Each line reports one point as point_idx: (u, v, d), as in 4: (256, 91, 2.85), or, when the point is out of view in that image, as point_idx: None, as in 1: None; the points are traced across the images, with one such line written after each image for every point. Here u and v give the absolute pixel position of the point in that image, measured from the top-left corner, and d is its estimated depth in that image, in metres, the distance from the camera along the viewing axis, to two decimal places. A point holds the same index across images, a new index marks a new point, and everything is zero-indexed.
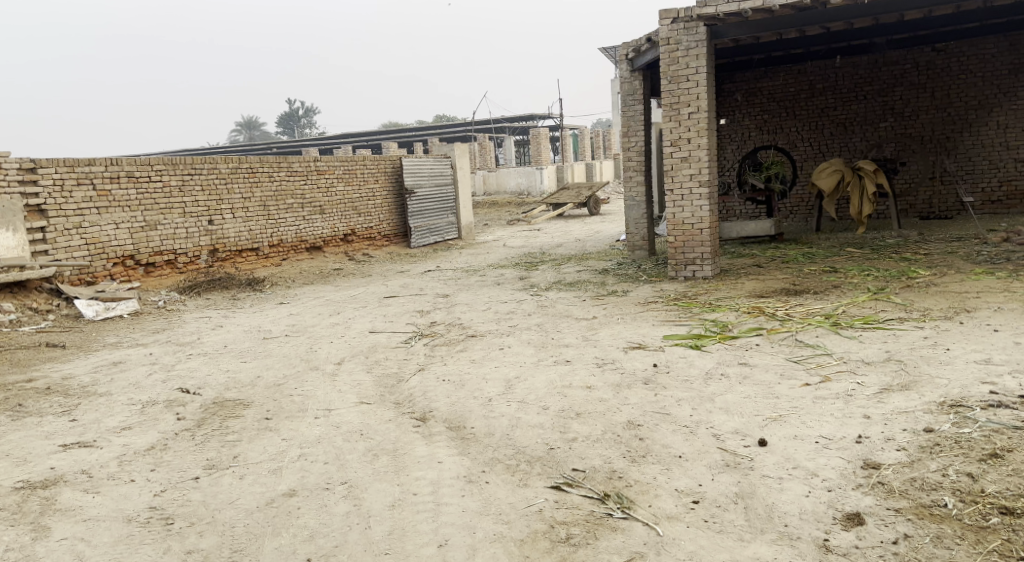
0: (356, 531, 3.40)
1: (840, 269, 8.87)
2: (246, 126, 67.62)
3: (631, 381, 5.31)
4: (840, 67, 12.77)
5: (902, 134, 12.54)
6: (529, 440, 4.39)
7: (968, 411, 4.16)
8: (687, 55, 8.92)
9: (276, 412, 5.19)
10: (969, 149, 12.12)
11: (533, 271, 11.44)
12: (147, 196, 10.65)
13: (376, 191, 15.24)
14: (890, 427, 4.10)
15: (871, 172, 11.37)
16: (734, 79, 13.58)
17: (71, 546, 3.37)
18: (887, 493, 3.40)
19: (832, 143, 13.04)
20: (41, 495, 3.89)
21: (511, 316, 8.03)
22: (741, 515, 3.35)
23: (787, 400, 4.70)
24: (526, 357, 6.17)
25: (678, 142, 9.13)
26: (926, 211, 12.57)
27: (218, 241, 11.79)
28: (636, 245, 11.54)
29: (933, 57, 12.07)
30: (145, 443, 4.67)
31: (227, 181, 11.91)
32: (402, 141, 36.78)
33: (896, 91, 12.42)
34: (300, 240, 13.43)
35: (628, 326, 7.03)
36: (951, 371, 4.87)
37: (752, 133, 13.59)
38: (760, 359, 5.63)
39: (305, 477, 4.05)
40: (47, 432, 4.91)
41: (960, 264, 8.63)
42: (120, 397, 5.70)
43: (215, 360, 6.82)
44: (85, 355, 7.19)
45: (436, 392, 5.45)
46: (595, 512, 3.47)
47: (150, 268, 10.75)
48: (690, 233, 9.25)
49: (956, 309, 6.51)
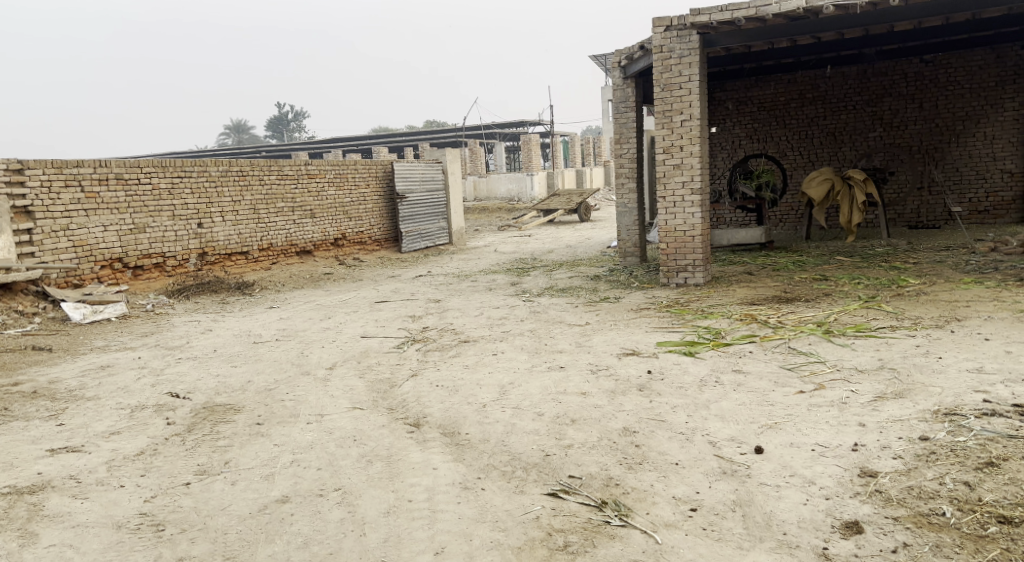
0: (351, 539, 3.36)
1: (830, 277, 8.92)
2: (235, 129, 67.23)
3: (626, 388, 5.30)
4: (830, 77, 12.87)
5: (890, 144, 12.63)
6: (524, 446, 4.36)
7: (963, 419, 4.18)
8: (679, 63, 8.96)
9: (267, 417, 5.14)
10: (957, 160, 12.23)
11: (524, 276, 11.44)
12: (136, 199, 10.55)
13: (366, 196, 15.21)
14: (885, 435, 4.10)
15: (861, 181, 11.50)
16: (725, 87, 13.69)
17: (59, 553, 3.31)
18: (885, 501, 3.40)
19: (822, 153, 13.13)
20: (28, 501, 3.82)
21: (503, 321, 8.00)
22: (740, 523, 3.34)
23: (782, 408, 4.69)
24: (519, 363, 6.14)
25: (670, 149, 9.14)
26: (914, 220, 12.68)
27: (207, 244, 11.69)
28: (627, 252, 11.54)
29: (921, 68, 12.18)
30: (135, 448, 4.59)
31: (216, 184, 11.82)
32: (391, 146, 36.80)
33: (886, 101, 12.51)
34: (290, 244, 13.35)
35: (621, 333, 7.02)
36: (944, 379, 4.89)
37: (743, 141, 13.68)
38: (754, 366, 5.63)
39: (298, 483, 3.99)
40: (33, 437, 4.83)
41: (950, 273, 8.70)
42: (109, 401, 5.62)
43: (205, 365, 6.73)
44: (72, 358, 7.09)
45: (430, 397, 5.41)
46: (593, 520, 3.44)
47: (138, 271, 10.63)
48: (681, 240, 9.26)
49: (947, 317, 6.55)
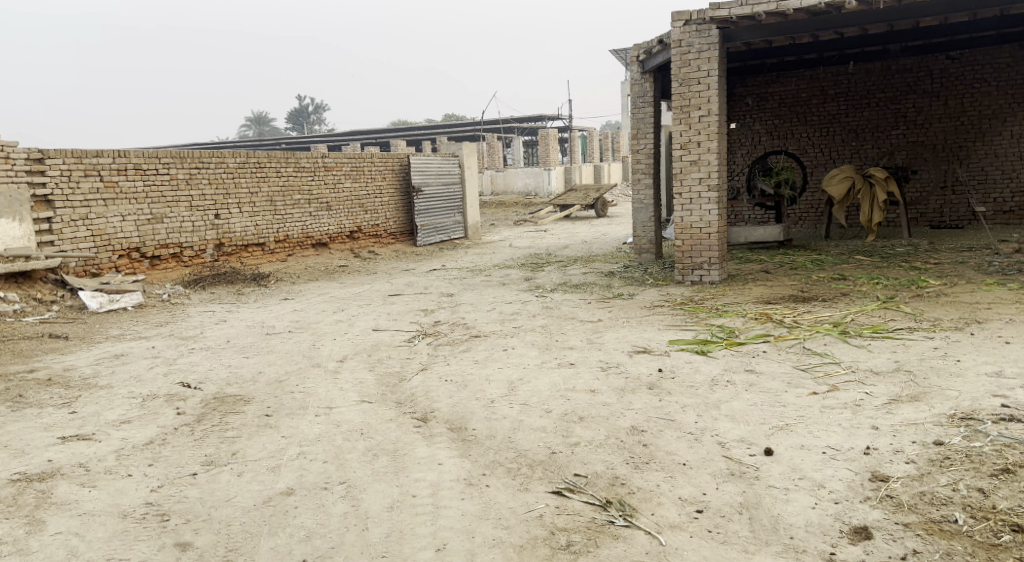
0: (353, 533, 3.35)
1: (849, 277, 8.80)
2: (255, 121, 67.84)
3: (636, 386, 5.25)
4: (852, 73, 12.68)
5: (913, 142, 12.41)
6: (531, 443, 4.33)
7: (979, 424, 4.09)
8: (698, 58, 8.85)
9: (277, 409, 5.15)
10: (981, 159, 11.99)
11: (538, 272, 11.40)
12: (154, 189, 10.64)
13: (383, 189, 15.21)
14: (898, 439, 4.02)
15: (882, 179, 11.30)
16: (745, 83, 13.56)
17: (65, 541, 3.32)
18: (896, 507, 3.33)
19: (844, 150, 12.95)
20: (37, 488, 3.85)
21: (515, 316, 7.98)
22: (746, 526, 3.28)
23: (794, 409, 4.63)
24: (529, 359, 6.11)
25: (687, 145, 9.03)
26: (937, 220, 12.44)
27: (224, 235, 11.76)
28: (642, 249, 11.46)
29: (947, 65, 11.96)
30: (144, 437, 4.63)
31: (234, 175, 11.89)
32: (410, 139, 36.85)
33: (909, 98, 12.30)
34: (306, 235, 13.40)
35: (634, 330, 6.96)
36: (962, 383, 4.78)
37: (762, 138, 13.54)
38: (767, 366, 5.55)
39: (303, 476, 3.99)
40: (45, 424, 4.88)
41: (971, 274, 8.53)
42: (121, 390, 5.66)
43: (217, 355, 6.77)
44: (87, 347, 7.16)
45: (438, 392, 5.40)
46: (596, 520, 3.41)
47: (155, 261, 10.72)
48: (698, 237, 9.16)
49: (967, 320, 6.42)
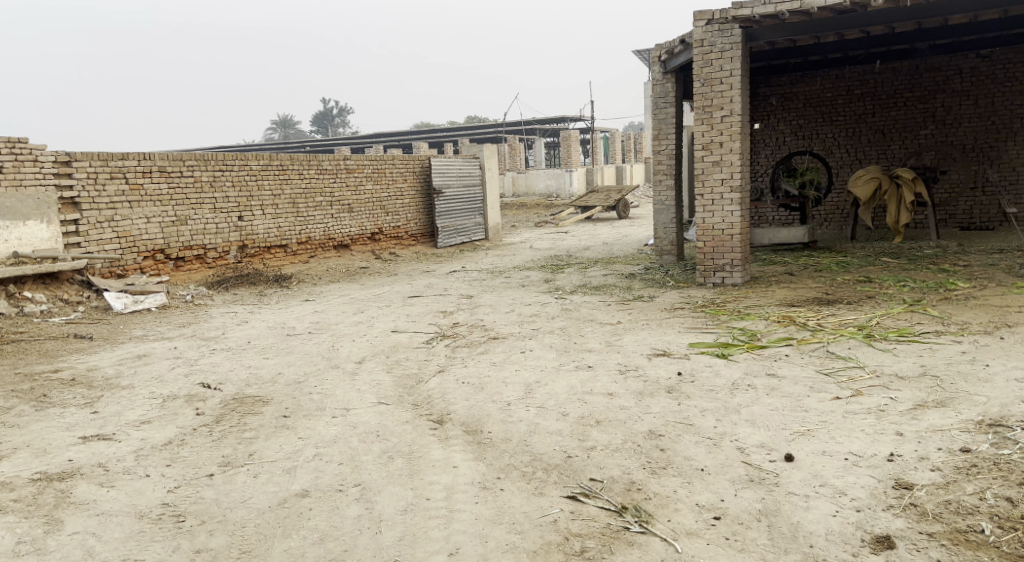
0: (366, 536, 3.34)
1: (874, 279, 8.63)
2: (281, 124, 68.63)
3: (654, 390, 5.19)
4: (879, 72, 12.48)
5: (942, 141, 12.16)
6: (547, 447, 4.29)
7: (1008, 431, 3.97)
8: (721, 58, 8.75)
9: (294, 411, 5.16)
10: (1013, 159, 11.70)
11: (559, 273, 11.35)
12: (178, 192, 10.77)
13: (404, 190, 15.25)
14: (924, 445, 3.92)
15: (909, 180, 11.03)
16: (769, 82, 13.42)
17: (82, 541, 3.35)
18: (920, 516, 3.23)
19: (870, 150, 12.74)
20: (56, 487, 3.90)
21: (534, 318, 7.94)
22: (764, 533, 3.22)
23: (816, 414, 4.53)
24: (547, 362, 6.08)
25: (709, 146, 8.92)
26: (966, 221, 12.17)
27: (247, 237, 11.87)
28: (663, 250, 11.37)
29: (977, 64, 11.69)
30: (163, 437, 4.66)
31: (258, 178, 12.00)
32: (432, 140, 36.95)
33: (938, 98, 12.06)
34: (328, 237, 13.48)
35: (653, 333, 6.87)
36: (991, 388, 4.66)
37: (787, 138, 13.39)
38: (789, 370, 5.45)
39: (318, 477, 4.00)
40: (68, 423, 4.95)
41: (1002, 277, 8.32)
42: (142, 391, 5.72)
43: (238, 356, 6.82)
44: (110, 347, 7.26)
45: (455, 394, 5.38)
46: (612, 526, 3.36)
47: (179, 263, 10.85)
48: (719, 238, 9.05)
49: (997, 323, 6.26)
